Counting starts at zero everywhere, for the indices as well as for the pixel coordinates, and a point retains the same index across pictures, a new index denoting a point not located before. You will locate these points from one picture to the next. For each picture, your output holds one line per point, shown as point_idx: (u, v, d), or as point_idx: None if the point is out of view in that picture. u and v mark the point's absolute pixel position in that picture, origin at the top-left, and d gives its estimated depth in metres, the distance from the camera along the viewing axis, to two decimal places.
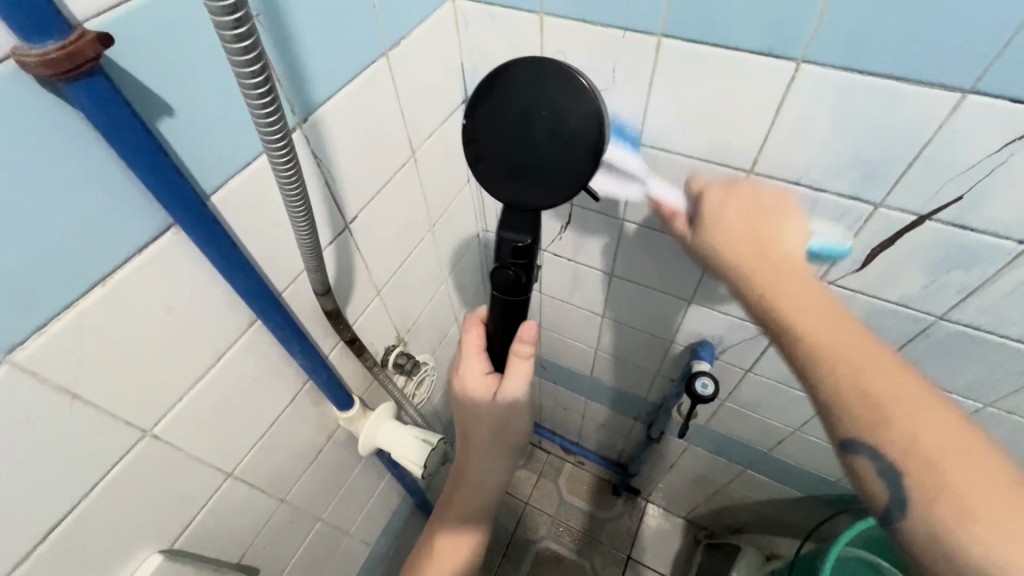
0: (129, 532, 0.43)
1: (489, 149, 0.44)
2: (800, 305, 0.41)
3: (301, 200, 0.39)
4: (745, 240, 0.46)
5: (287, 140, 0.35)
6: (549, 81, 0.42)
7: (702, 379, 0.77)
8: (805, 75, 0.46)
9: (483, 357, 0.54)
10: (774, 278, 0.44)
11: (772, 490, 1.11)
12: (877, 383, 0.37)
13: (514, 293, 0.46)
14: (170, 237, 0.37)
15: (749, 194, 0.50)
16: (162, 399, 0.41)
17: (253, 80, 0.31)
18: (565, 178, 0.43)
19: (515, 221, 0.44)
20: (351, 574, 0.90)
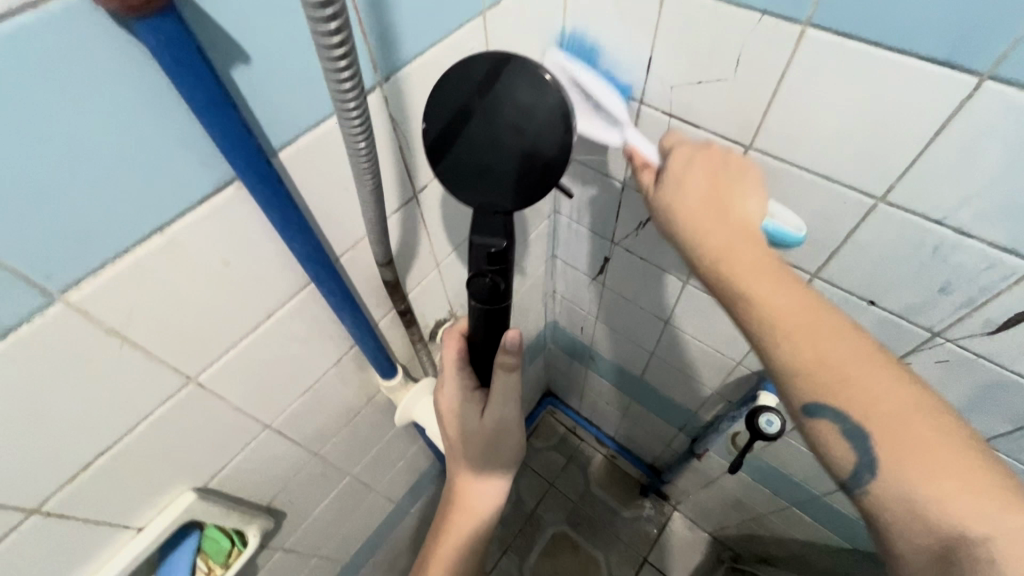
0: (167, 467, 0.44)
1: (454, 150, 0.41)
2: (758, 273, 0.42)
3: (371, 170, 0.36)
4: (702, 204, 0.45)
5: (362, 103, 0.32)
6: (506, 75, 0.38)
7: (767, 415, 0.70)
8: (986, 94, 0.37)
9: (464, 372, 0.55)
10: (730, 252, 0.43)
11: (816, 532, 1.03)
12: (818, 335, 0.40)
13: (492, 301, 0.45)
14: (233, 192, 0.35)
15: (719, 154, 0.48)
16: (210, 350, 0.41)
17: (329, 35, 0.27)
18: (533, 178, 0.40)
19: (487, 224, 0.42)
20: (372, 525, 0.92)
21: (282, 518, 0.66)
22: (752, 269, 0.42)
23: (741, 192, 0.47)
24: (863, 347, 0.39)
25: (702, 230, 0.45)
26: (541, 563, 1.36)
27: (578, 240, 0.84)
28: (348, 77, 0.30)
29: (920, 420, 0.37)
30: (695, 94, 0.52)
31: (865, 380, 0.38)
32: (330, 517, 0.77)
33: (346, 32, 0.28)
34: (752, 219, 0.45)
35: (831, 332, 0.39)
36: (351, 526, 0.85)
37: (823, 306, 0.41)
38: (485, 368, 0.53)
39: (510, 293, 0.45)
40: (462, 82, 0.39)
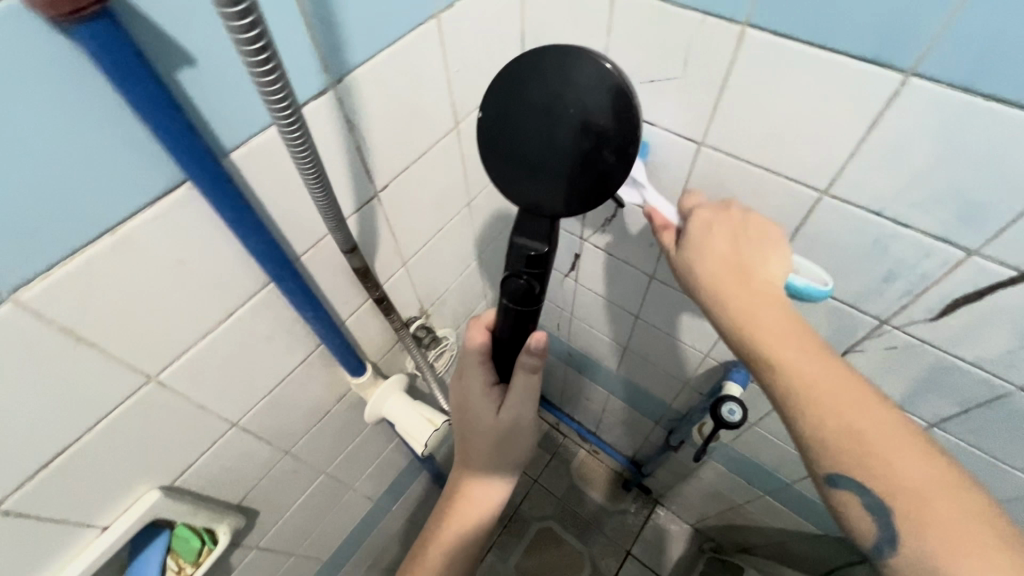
0: (132, 466, 0.45)
1: (510, 149, 0.43)
2: (778, 333, 0.44)
3: (313, 163, 0.37)
4: (722, 262, 0.48)
5: (290, 97, 0.32)
6: (574, 71, 0.40)
7: (729, 404, 0.72)
8: (910, 90, 0.39)
9: (486, 365, 0.55)
10: (750, 311, 0.46)
11: (789, 519, 1.05)
12: (835, 404, 0.41)
13: (524, 301, 0.45)
14: (184, 192, 0.36)
15: (739, 215, 0.52)
16: (169, 349, 0.42)
17: (246, 35, 0.27)
18: (587, 181, 0.42)
19: (531, 227, 0.43)
20: (351, 523, 0.93)
21: (255, 517, 0.67)
22: (784, 341, 0.44)
23: (766, 251, 0.50)
24: (890, 426, 0.40)
25: (726, 289, 0.47)
26: (525, 558, 1.38)
27: None
28: (269, 68, 0.30)
29: (954, 496, 0.37)
30: (648, 93, 0.53)
31: (894, 459, 0.39)
32: (306, 516, 0.78)
33: (263, 30, 0.28)
34: (776, 280, 0.48)
35: (863, 412, 0.41)
36: (330, 524, 0.86)
37: (841, 363, 0.43)
38: (507, 366, 0.54)
39: (542, 295, 0.45)
40: (531, 79, 0.41)
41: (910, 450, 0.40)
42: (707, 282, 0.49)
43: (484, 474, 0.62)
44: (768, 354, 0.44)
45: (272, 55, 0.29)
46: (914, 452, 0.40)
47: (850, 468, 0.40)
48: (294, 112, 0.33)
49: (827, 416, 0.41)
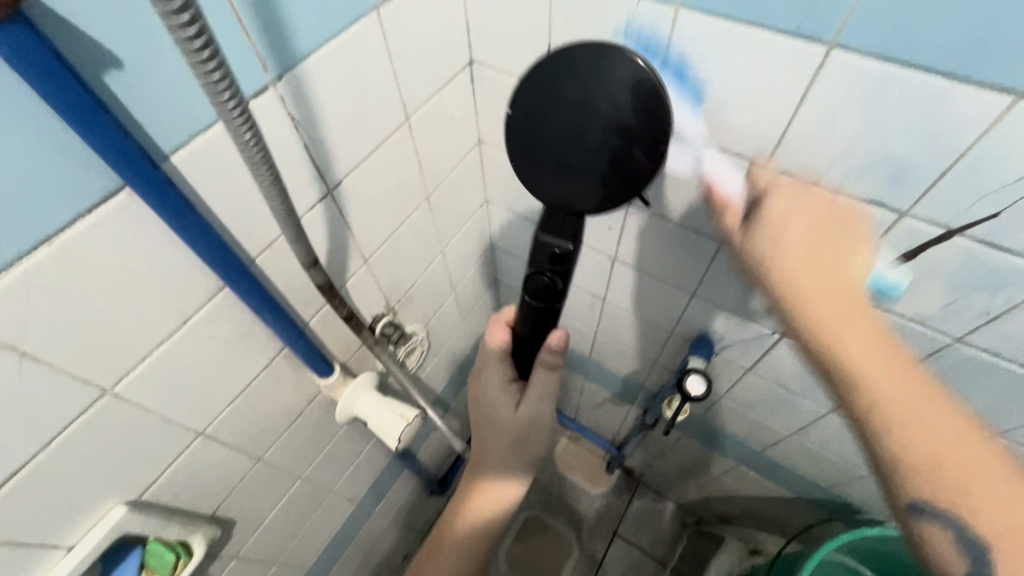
0: (94, 482, 0.44)
1: (541, 145, 0.44)
2: (863, 355, 0.40)
3: (268, 168, 0.38)
4: (809, 265, 0.42)
5: (239, 99, 0.33)
6: (607, 70, 0.40)
7: (694, 377, 0.74)
8: (834, 62, 0.41)
9: (506, 363, 0.61)
10: (838, 327, 0.41)
11: (763, 486, 1.09)
12: (922, 435, 0.38)
13: (546, 297, 0.48)
14: (124, 198, 0.35)
15: (819, 199, 0.45)
16: (123, 360, 0.41)
17: (193, 41, 0.28)
18: (617, 180, 0.43)
19: (558, 224, 0.45)
20: (334, 528, 0.92)
21: (231, 527, 0.66)
22: (855, 333, 0.40)
23: (850, 243, 0.43)
24: (951, 418, 0.38)
25: (808, 294, 0.42)
26: (515, 547, 1.40)
27: (512, 229, 0.87)
28: (206, 54, 0.29)
29: (1011, 489, 0.36)
30: None
31: (955, 451, 0.37)
32: (287, 522, 0.77)
33: (209, 36, 0.29)
34: (858, 274, 0.42)
35: (935, 426, 0.38)
36: (312, 529, 0.85)
37: (914, 370, 0.40)
38: (525, 365, 0.60)
39: (564, 293, 0.48)
40: (564, 76, 0.42)
41: (982, 456, 0.37)
42: (783, 282, 0.43)
43: (503, 469, 0.66)
44: (837, 346, 0.41)
45: (209, 40, 0.29)
46: (983, 458, 0.37)
47: (916, 481, 0.38)
48: (238, 100, 0.33)
49: (897, 423, 0.38)
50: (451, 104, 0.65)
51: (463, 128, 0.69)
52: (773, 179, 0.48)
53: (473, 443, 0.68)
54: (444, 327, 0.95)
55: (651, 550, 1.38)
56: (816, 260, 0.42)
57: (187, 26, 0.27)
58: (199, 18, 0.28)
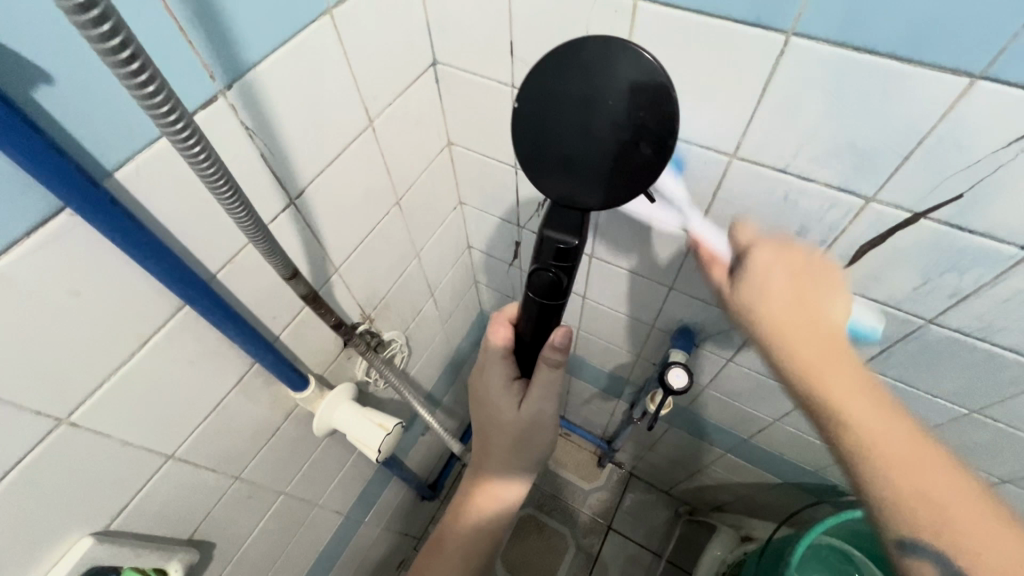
0: (55, 515, 0.43)
1: (547, 141, 0.43)
2: (846, 386, 0.43)
3: (236, 199, 0.36)
4: (789, 305, 0.46)
5: (192, 129, 0.31)
6: (614, 62, 0.39)
7: (676, 370, 0.74)
8: (793, 50, 0.41)
9: (508, 362, 0.61)
10: (820, 364, 0.44)
11: (752, 474, 1.10)
12: (902, 464, 0.39)
13: (549, 294, 0.46)
14: (65, 220, 0.34)
15: (801, 252, 0.49)
16: (78, 387, 0.39)
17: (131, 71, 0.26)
18: (625, 175, 0.42)
19: (560, 219, 0.43)
20: (322, 542, 0.91)
21: (211, 549, 0.64)
22: (837, 375, 0.43)
23: (826, 292, 0.48)
24: (942, 464, 0.39)
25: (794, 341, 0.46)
26: (509, 549, 1.39)
27: (488, 229, 0.86)
28: (152, 88, 0.28)
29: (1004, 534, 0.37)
30: None
31: (940, 491, 0.38)
32: (271, 539, 0.76)
33: (146, 61, 0.26)
34: (838, 323, 0.47)
35: (914, 456, 0.39)
36: (298, 545, 0.84)
37: (905, 421, 0.41)
38: (527, 363, 0.59)
39: (569, 290, 0.45)
40: (571, 69, 0.40)
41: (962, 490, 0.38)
42: (766, 322, 0.47)
43: (503, 470, 0.65)
44: (818, 389, 0.43)
45: (154, 75, 0.27)
46: (973, 506, 0.38)
47: (911, 521, 0.38)
48: (195, 132, 0.31)
49: (888, 465, 0.39)
50: (417, 106, 0.64)
51: (430, 130, 0.67)
52: (755, 237, 0.51)
53: (474, 444, 0.68)
54: (424, 332, 0.94)
55: (646, 543, 1.38)
56: (796, 309, 0.46)
57: (128, 61, 0.26)
58: (137, 50, 0.26)
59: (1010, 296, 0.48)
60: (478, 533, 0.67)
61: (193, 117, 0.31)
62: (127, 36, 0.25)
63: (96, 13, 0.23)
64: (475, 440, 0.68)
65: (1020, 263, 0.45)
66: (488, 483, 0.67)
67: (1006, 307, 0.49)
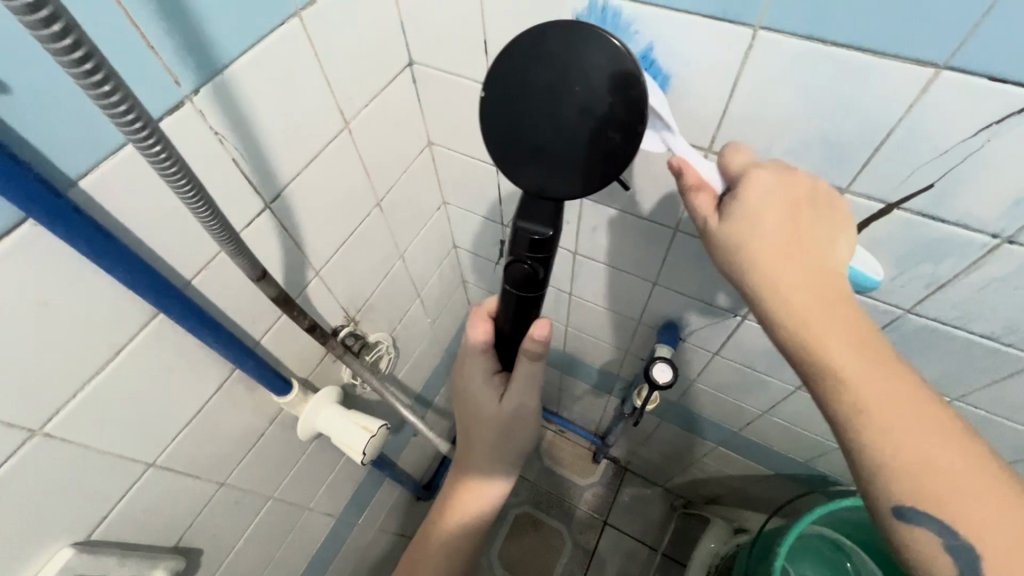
0: (34, 526, 0.42)
1: (515, 131, 0.41)
2: (839, 343, 0.39)
3: (203, 204, 0.36)
4: (788, 254, 0.40)
5: (161, 138, 0.30)
6: (579, 49, 0.38)
7: (661, 364, 0.74)
8: (761, 43, 0.41)
9: (488, 355, 0.59)
10: (812, 315, 0.40)
11: (744, 466, 1.11)
12: (884, 415, 0.37)
13: (526, 285, 0.46)
14: (30, 231, 0.33)
15: (802, 180, 0.43)
16: (51, 398, 0.39)
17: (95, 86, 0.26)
18: (598, 163, 0.40)
19: (535, 209, 0.42)
20: (315, 545, 0.91)
21: (199, 555, 0.64)
22: (831, 327, 0.39)
23: (827, 233, 0.42)
24: (925, 414, 0.37)
25: (790, 287, 0.40)
26: (506, 546, 1.39)
27: (472, 228, 0.86)
28: (107, 87, 0.27)
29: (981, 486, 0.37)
30: None
31: (922, 443, 0.37)
32: (262, 544, 0.76)
33: (110, 72, 0.26)
34: (839, 265, 0.42)
35: (897, 405, 0.37)
36: (290, 549, 0.84)
37: (898, 370, 0.39)
38: (508, 357, 0.58)
39: (546, 280, 0.46)
40: (537, 57, 0.39)
41: (942, 434, 0.37)
42: (762, 274, 0.41)
43: (488, 464, 0.65)
44: (810, 338, 0.39)
45: (115, 82, 0.27)
46: (960, 458, 0.37)
47: (897, 472, 0.37)
48: (153, 132, 0.30)
49: (872, 416, 0.38)
50: (395, 107, 0.63)
51: (410, 130, 0.67)
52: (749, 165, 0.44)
53: (459, 437, 0.68)
54: (412, 332, 0.94)
55: (642, 537, 1.39)
56: (797, 254, 0.40)
57: (80, 61, 0.25)
58: (101, 62, 0.26)
59: (984, 284, 0.48)
60: (462, 528, 0.68)
61: (161, 126, 0.30)
62: (77, 32, 0.24)
63: (59, 26, 0.23)
64: (460, 433, 0.68)
65: (993, 251, 0.45)
66: (475, 477, 0.67)
67: (981, 294, 0.49)
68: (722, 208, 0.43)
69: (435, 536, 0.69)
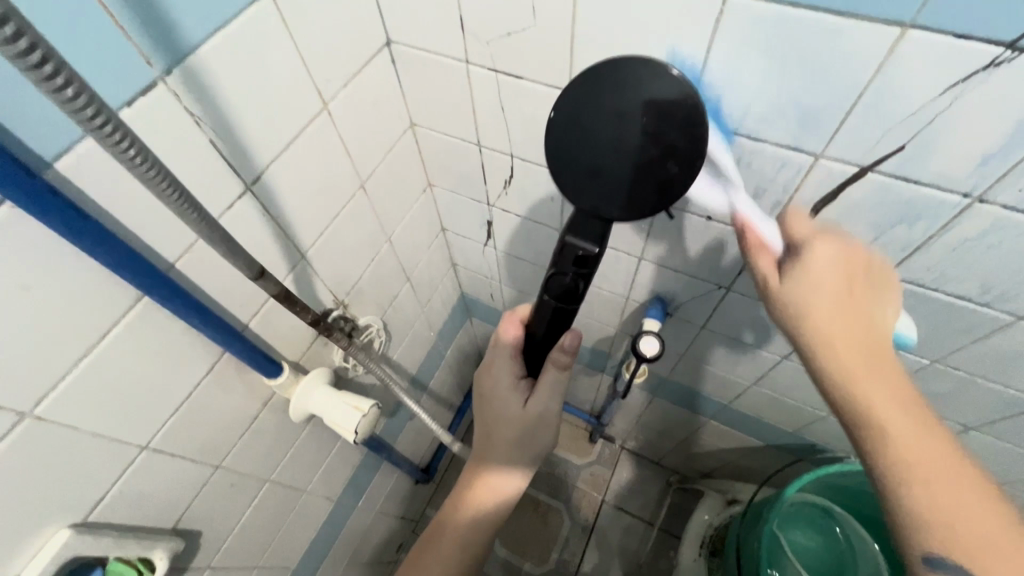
0: (29, 509, 0.43)
1: (578, 152, 0.44)
2: (879, 386, 0.44)
3: (186, 202, 0.37)
4: (840, 310, 0.46)
5: (118, 125, 0.30)
6: (648, 83, 0.41)
7: (647, 338, 0.75)
8: (732, 9, 0.41)
9: (517, 361, 0.65)
10: (863, 364, 0.45)
11: (735, 439, 1.12)
12: (910, 443, 0.43)
13: (565, 298, 0.50)
14: (5, 213, 0.34)
15: (853, 252, 0.48)
16: (37, 381, 0.40)
17: (54, 82, 0.25)
18: (653, 191, 0.43)
19: (587, 229, 0.45)
20: (315, 527, 0.92)
21: (199, 537, 0.65)
22: (875, 378, 0.45)
23: (873, 299, 0.48)
24: (957, 460, 0.42)
25: (835, 330, 0.46)
26: (505, 527, 1.41)
27: (459, 210, 0.86)
28: (61, 81, 0.26)
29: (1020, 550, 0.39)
30: (508, 46, 0.54)
31: (959, 501, 0.41)
32: (262, 526, 0.77)
33: (65, 69, 0.25)
34: (888, 330, 0.48)
35: (938, 471, 0.42)
36: (290, 531, 0.85)
37: (930, 420, 0.44)
38: (534, 362, 0.63)
39: (583, 294, 0.49)
40: (608, 85, 0.42)
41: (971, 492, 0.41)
42: (812, 320, 0.47)
43: (504, 464, 0.66)
44: (858, 387, 0.45)
45: (71, 77, 0.26)
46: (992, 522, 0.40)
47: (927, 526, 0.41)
48: (110, 119, 0.29)
49: (904, 456, 0.42)
50: (375, 87, 0.63)
51: (390, 112, 0.67)
52: (811, 231, 0.49)
53: (476, 440, 0.69)
54: (403, 317, 0.95)
55: (639, 513, 1.41)
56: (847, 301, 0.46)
57: (46, 72, 0.25)
58: (54, 57, 0.25)
59: (958, 245, 0.49)
60: (474, 530, 0.66)
61: (116, 112, 0.29)
62: (20, 23, 0.23)
63: (15, 34, 0.23)
64: (477, 436, 0.69)
65: (964, 211, 0.46)
66: (488, 477, 0.67)
67: (955, 256, 0.50)
68: (783, 272, 0.49)
69: (446, 536, 0.67)
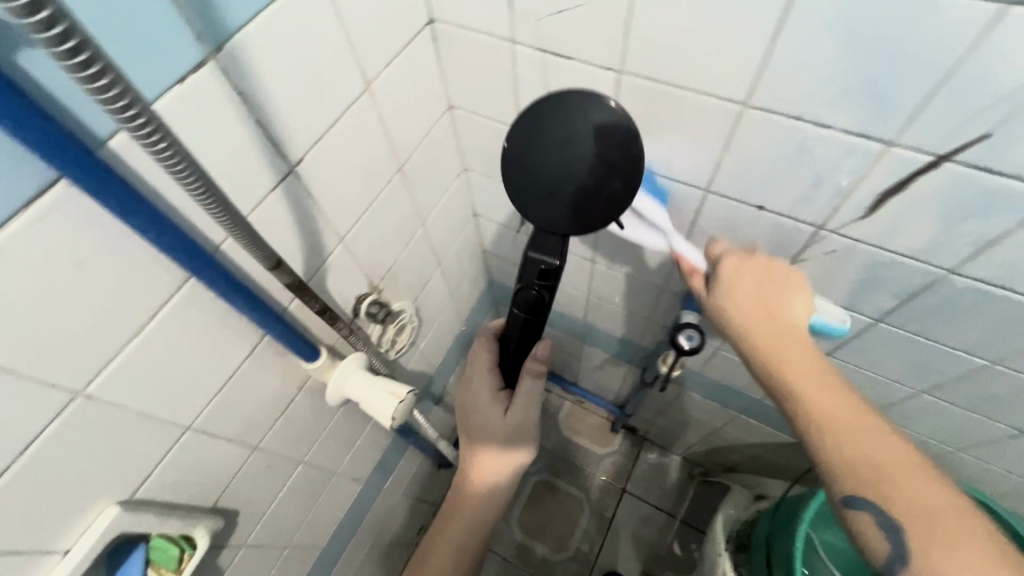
0: (80, 486, 0.44)
1: (532, 175, 0.50)
2: (802, 379, 0.52)
3: (213, 201, 0.36)
4: (753, 311, 0.56)
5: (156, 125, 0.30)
6: (588, 112, 0.47)
7: (687, 331, 0.73)
8: None
9: (494, 375, 0.68)
10: (782, 355, 0.53)
11: (766, 434, 1.10)
12: (840, 436, 0.49)
13: (534, 309, 0.53)
14: (61, 190, 0.33)
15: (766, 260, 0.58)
16: (88, 360, 0.40)
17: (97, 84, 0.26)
18: (601, 206, 0.49)
19: (546, 245, 0.50)
20: (344, 509, 0.93)
21: (236, 515, 0.66)
22: (797, 371, 0.52)
23: (788, 296, 0.57)
24: (875, 427, 0.49)
25: (756, 330, 0.55)
26: (526, 513, 1.42)
27: (494, 196, 0.84)
28: (105, 82, 0.26)
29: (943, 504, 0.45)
30: (559, 25, 0.52)
31: (882, 460, 0.48)
32: (294, 506, 0.78)
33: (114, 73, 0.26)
34: (798, 322, 0.56)
35: (860, 442, 0.49)
36: (321, 511, 0.86)
37: (843, 389, 0.52)
38: (511, 375, 0.67)
39: (550, 304, 0.53)
40: (555, 116, 0.48)
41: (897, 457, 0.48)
42: (737, 325, 0.56)
43: (492, 473, 0.70)
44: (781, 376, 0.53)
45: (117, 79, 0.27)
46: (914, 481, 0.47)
47: (855, 487, 0.48)
48: (147, 117, 0.29)
49: (825, 430, 0.50)
50: (415, 67, 0.61)
51: (429, 94, 0.65)
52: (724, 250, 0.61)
53: (461, 447, 0.73)
54: (434, 303, 0.94)
55: (661, 504, 1.40)
56: (760, 309, 0.56)
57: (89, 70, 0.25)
58: (98, 54, 0.25)
59: None
60: (472, 526, 0.73)
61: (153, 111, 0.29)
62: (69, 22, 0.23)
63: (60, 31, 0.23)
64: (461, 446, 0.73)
65: None
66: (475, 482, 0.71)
67: None
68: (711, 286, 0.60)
69: (446, 531, 0.73)
